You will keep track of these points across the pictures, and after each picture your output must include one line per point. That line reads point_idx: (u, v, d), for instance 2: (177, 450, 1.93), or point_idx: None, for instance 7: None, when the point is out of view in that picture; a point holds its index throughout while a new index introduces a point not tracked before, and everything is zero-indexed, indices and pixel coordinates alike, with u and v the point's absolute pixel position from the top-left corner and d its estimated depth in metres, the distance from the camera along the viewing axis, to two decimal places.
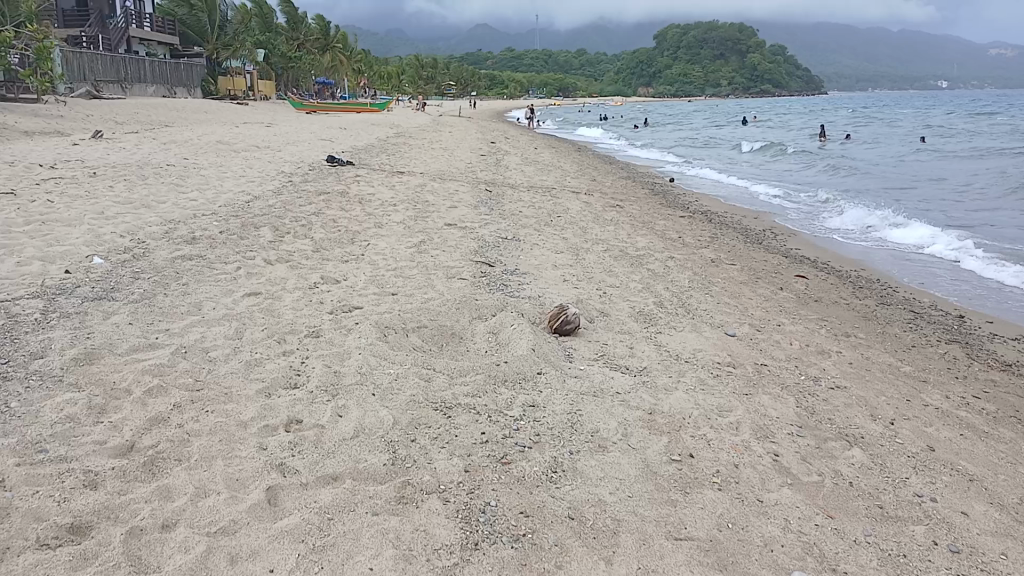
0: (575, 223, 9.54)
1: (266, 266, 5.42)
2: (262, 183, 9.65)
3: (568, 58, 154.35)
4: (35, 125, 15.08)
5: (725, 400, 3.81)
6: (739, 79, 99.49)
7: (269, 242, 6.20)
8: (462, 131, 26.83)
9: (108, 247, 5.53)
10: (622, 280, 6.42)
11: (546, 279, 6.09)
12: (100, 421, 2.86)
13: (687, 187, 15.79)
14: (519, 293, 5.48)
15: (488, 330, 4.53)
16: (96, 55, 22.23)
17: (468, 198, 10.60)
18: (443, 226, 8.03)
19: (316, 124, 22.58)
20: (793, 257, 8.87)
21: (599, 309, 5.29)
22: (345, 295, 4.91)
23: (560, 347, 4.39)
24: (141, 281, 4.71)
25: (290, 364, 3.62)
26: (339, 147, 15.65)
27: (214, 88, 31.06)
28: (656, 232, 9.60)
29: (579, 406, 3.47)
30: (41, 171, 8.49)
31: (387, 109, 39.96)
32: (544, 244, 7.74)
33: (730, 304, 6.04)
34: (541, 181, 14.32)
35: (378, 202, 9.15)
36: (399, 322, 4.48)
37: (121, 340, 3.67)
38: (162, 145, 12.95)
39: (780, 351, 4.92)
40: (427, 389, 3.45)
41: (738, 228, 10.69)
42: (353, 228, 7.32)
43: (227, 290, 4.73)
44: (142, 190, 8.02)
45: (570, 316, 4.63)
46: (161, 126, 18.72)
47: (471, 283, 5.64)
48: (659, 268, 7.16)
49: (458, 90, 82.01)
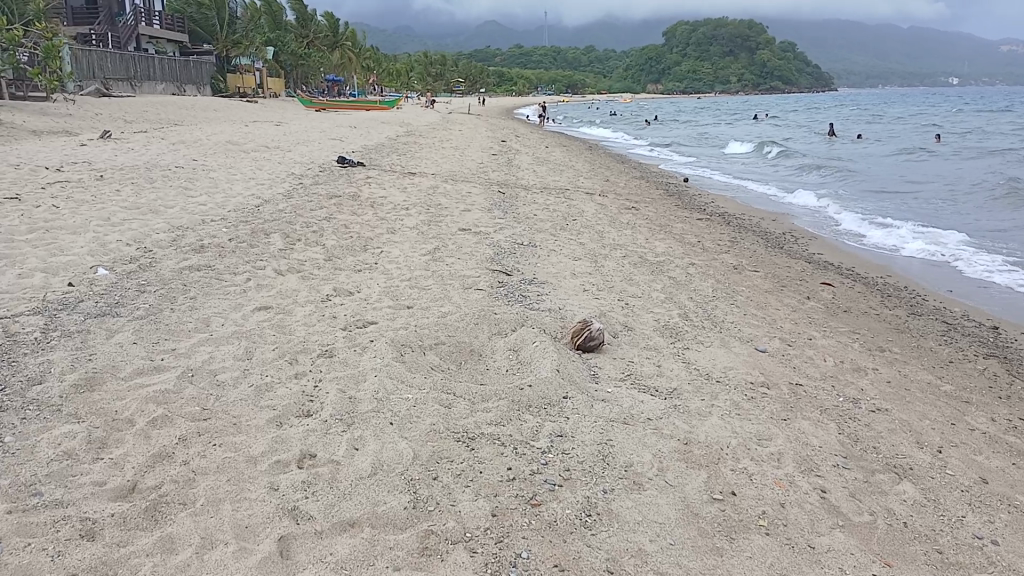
0: (591, 227, 9.32)
1: (277, 277, 5.23)
2: (272, 186, 9.48)
3: (577, 56, 154.04)
4: (44, 125, 14.97)
5: (764, 427, 3.59)
6: (749, 75, 98.85)
7: (281, 250, 6.01)
8: (472, 129, 26.65)
9: (113, 256, 5.35)
10: (644, 289, 6.20)
11: (566, 289, 5.87)
12: (100, 457, 2.67)
13: (703, 188, 15.55)
14: (538, 305, 5.26)
15: (508, 347, 4.32)
16: (105, 53, 22.13)
17: (481, 200, 10.40)
18: (458, 231, 7.83)
19: (326, 123, 22.42)
20: (816, 262, 8.63)
21: (622, 322, 5.07)
22: (359, 309, 4.70)
23: (585, 365, 4.17)
24: (147, 295, 4.53)
25: (302, 387, 3.41)
26: (350, 147, 15.46)
27: (224, 86, 30.97)
28: (674, 236, 9.36)
29: (610, 435, 3.25)
30: (47, 174, 8.33)
31: (397, 106, 39.81)
32: (561, 250, 7.52)
33: (757, 316, 5.80)
34: (554, 181, 14.09)
35: (390, 205, 8.96)
36: (415, 338, 4.27)
37: (124, 363, 3.48)
38: (171, 145, 12.79)
39: (814, 369, 4.69)
40: (448, 417, 3.23)
41: (757, 231, 10.46)
42: (365, 234, 7.12)
43: (236, 304, 4.53)
44: (150, 194, 7.85)
45: (595, 332, 4.41)
46: (170, 124, 18.61)
47: (488, 294, 5.43)
48: (681, 276, 6.93)
49: (467, 87, 81.82)
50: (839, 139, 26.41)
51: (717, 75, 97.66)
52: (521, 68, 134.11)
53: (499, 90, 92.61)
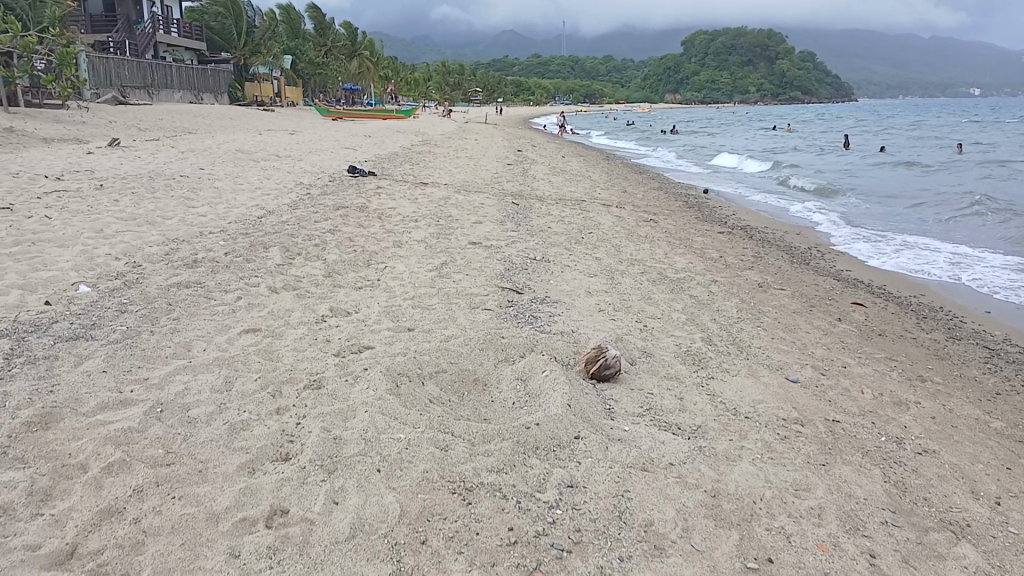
0: (608, 240, 8.93)
1: (271, 295, 4.89)
2: (278, 196, 9.17)
3: (594, 66, 154.25)
4: (54, 132, 14.82)
5: (800, 476, 3.19)
6: (767, 86, 98.09)
7: (278, 266, 5.68)
8: (488, 138, 26.40)
9: (99, 272, 5.03)
10: (665, 310, 5.81)
11: (580, 309, 5.50)
12: (40, 513, 2.32)
13: (724, 199, 15.13)
14: (550, 328, 4.89)
15: (516, 377, 3.94)
16: (122, 61, 22.04)
17: (494, 211, 10.06)
18: (467, 245, 7.47)
19: (341, 132, 22.22)
20: (845, 280, 8.19)
21: (642, 347, 4.69)
22: (356, 332, 4.35)
23: (600, 397, 3.79)
24: (127, 315, 4.19)
25: (282, 425, 3.05)
26: (362, 156, 15.18)
27: (242, 94, 30.93)
28: (695, 251, 8.96)
29: (626, 485, 2.86)
30: (44, 183, 8.06)
31: (414, 116, 39.65)
32: (576, 265, 7.15)
33: (787, 341, 5.39)
34: (570, 192, 13.73)
35: (398, 217, 8.63)
36: (416, 366, 3.91)
37: (89, 396, 3.14)
38: (179, 153, 12.55)
39: (851, 406, 4.28)
40: (444, 463, 2.86)
41: (781, 246, 10.04)
42: (370, 248, 6.79)
43: (224, 326, 4.19)
44: (149, 204, 7.57)
45: (611, 360, 4.05)
46: (183, 132, 18.44)
47: (496, 314, 5.07)
48: (702, 294, 6.54)
49: (484, 97, 81.72)
50: (861, 151, 25.90)
51: (736, 86, 97.17)
52: (539, 77, 134.25)
53: (517, 100, 92.42)
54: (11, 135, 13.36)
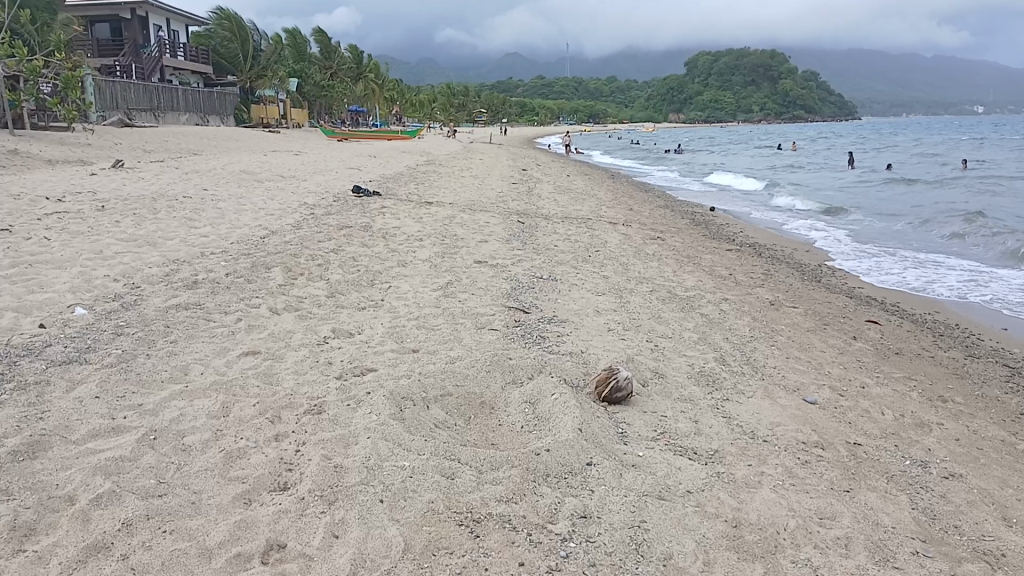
0: (615, 259, 8.81)
1: (272, 316, 4.77)
2: (281, 216, 9.09)
3: (598, 86, 155.11)
4: (59, 154, 14.82)
5: (825, 504, 3.04)
6: (770, 104, 98.34)
7: (280, 286, 5.56)
8: (493, 158, 26.44)
9: (96, 294, 4.92)
10: (676, 329, 5.67)
11: (589, 329, 5.37)
12: (21, 550, 2.19)
13: (732, 217, 15.02)
14: (559, 348, 4.76)
15: (524, 399, 3.81)
16: (129, 84, 22.13)
17: (500, 230, 9.96)
18: (473, 264, 7.36)
19: (346, 152, 22.22)
20: (859, 298, 8.05)
21: (653, 367, 4.55)
22: (359, 353, 4.22)
23: (612, 420, 3.64)
24: (123, 338, 4.08)
25: (281, 453, 2.92)
26: (367, 177, 15.13)
27: (248, 116, 31.06)
28: (704, 268, 8.84)
29: (643, 515, 2.71)
30: (46, 204, 8.00)
31: (419, 137, 39.76)
32: (584, 284, 7.03)
33: (802, 361, 5.25)
34: (576, 210, 13.64)
35: (403, 236, 8.53)
36: (421, 390, 3.77)
37: (81, 422, 3.01)
38: (183, 175, 12.51)
39: (872, 428, 4.14)
40: (451, 493, 2.71)
41: (792, 264, 9.91)
42: (375, 268, 6.68)
43: (223, 349, 4.07)
44: (151, 225, 7.49)
45: (622, 382, 3.91)
46: (188, 154, 18.45)
47: (503, 334, 4.94)
48: (713, 313, 6.40)
49: (489, 117, 82.06)
50: (867, 168, 25.82)
51: (739, 104, 97.48)
52: (543, 98, 134.95)
53: (521, 120, 92.77)
54: (16, 158, 13.34)
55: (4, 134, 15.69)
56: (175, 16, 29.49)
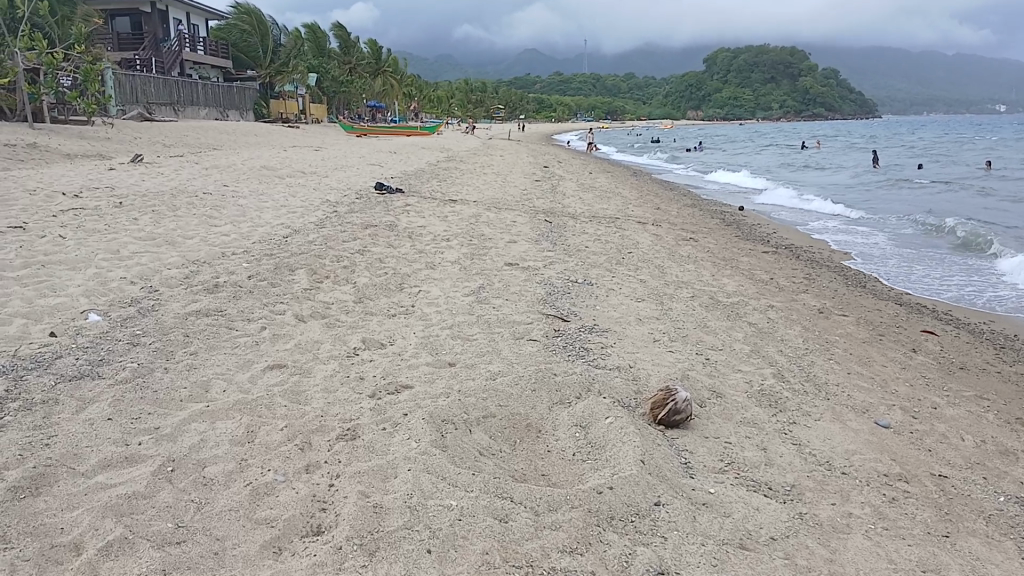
0: (650, 261, 8.43)
1: (298, 324, 4.45)
2: (303, 214, 8.79)
3: (617, 83, 154.31)
4: (78, 148, 14.64)
5: (924, 556, 2.69)
6: (791, 102, 97.30)
7: (305, 291, 5.24)
8: (513, 154, 26.08)
9: (111, 298, 4.62)
10: (726, 340, 5.29)
11: (634, 339, 5.00)
12: None
13: (763, 217, 14.58)
14: (605, 361, 4.40)
15: (575, 422, 3.46)
16: (149, 78, 21.97)
17: (527, 230, 9.61)
18: (504, 266, 7.02)
19: (366, 148, 21.95)
20: (908, 305, 7.64)
21: (711, 385, 4.19)
22: (393, 367, 3.89)
23: (673, 449, 3.30)
24: (139, 349, 3.76)
25: (313, 489, 2.59)
26: (388, 173, 14.83)
27: (267, 111, 30.87)
28: (743, 272, 8.45)
29: (726, 571, 2.37)
30: (62, 201, 7.75)
31: (438, 133, 39.43)
32: (621, 288, 6.66)
33: (864, 379, 4.87)
34: (603, 209, 13.26)
35: (429, 236, 8.22)
36: (462, 410, 3.43)
37: (90, 450, 2.70)
38: (203, 170, 12.26)
39: (954, 458, 3.77)
40: (507, 542, 2.38)
41: (832, 267, 9.49)
42: (402, 270, 6.36)
43: (248, 363, 3.74)
44: (169, 222, 7.22)
45: (681, 405, 3.55)
46: (208, 149, 18.25)
47: (544, 346, 4.59)
48: (761, 322, 6.02)
49: (507, 113, 81.62)
50: (896, 167, 25.23)
51: (760, 101, 96.48)
52: (561, 94, 134.45)
53: (539, 117, 92.22)
54: (35, 152, 13.16)
55: (23, 127, 15.54)
56: (195, 10, 29.34)
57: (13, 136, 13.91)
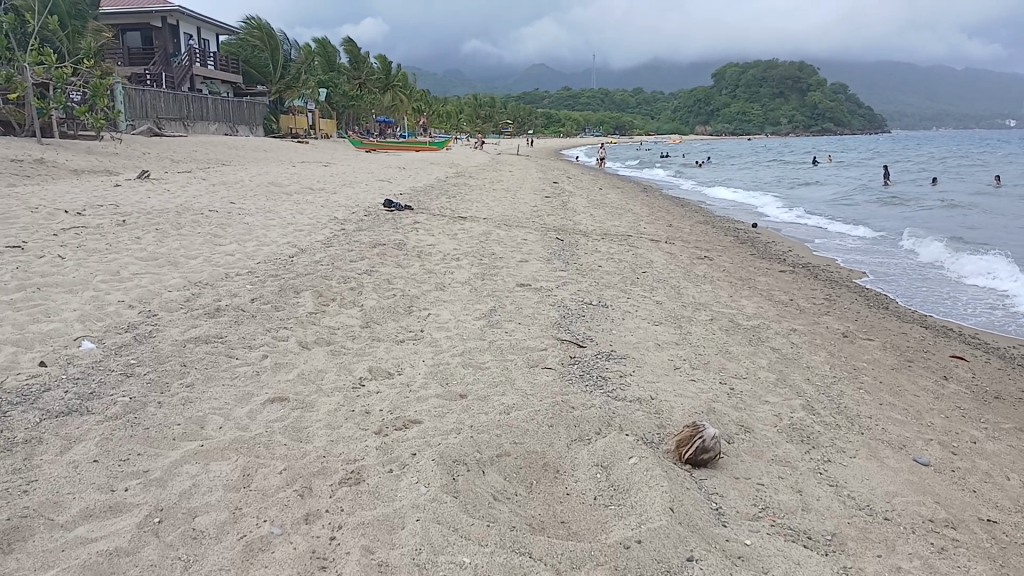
0: (665, 281, 8.21)
1: (301, 352, 4.23)
2: (310, 232, 8.62)
3: (625, 98, 154.61)
4: (86, 164, 14.54)
5: None
6: (800, 117, 97.15)
7: (310, 315, 5.03)
8: (522, 170, 25.95)
9: (107, 324, 4.42)
10: (750, 368, 5.06)
11: (653, 366, 4.77)
12: None
13: (778, 234, 14.33)
14: (625, 392, 4.16)
15: (595, 462, 3.22)
16: (158, 93, 21.95)
17: (539, 248, 9.41)
18: (516, 287, 6.81)
19: (375, 164, 21.83)
20: (934, 328, 7.39)
21: (739, 420, 3.95)
22: (401, 400, 3.67)
23: (702, 494, 3.07)
24: (132, 381, 3.55)
25: (312, 543, 2.37)
26: (397, 189, 14.68)
27: (277, 126, 30.81)
28: (761, 292, 8.22)
29: None
30: (64, 219, 7.60)
31: (447, 147, 39.39)
32: (638, 311, 6.44)
33: (898, 411, 4.62)
34: (615, 226, 13.05)
35: (439, 255, 8.02)
36: (475, 449, 3.20)
37: (72, 498, 2.49)
38: (210, 186, 12.12)
39: (1002, 499, 3.52)
40: None
41: (852, 287, 9.23)
42: (411, 291, 6.15)
43: (247, 396, 3.52)
44: (172, 241, 7.05)
45: (709, 443, 3.32)
46: (216, 164, 18.16)
47: (560, 374, 4.36)
48: (785, 348, 5.79)
49: (515, 128, 81.73)
50: (909, 182, 24.95)
51: (769, 117, 96.33)
52: (570, 109, 134.65)
53: (548, 132, 92.30)
54: (41, 167, 13.07)
55: (31, 143, 15.48)
56: (205, 26, 29.44)
57: (20, 151, 13.84)
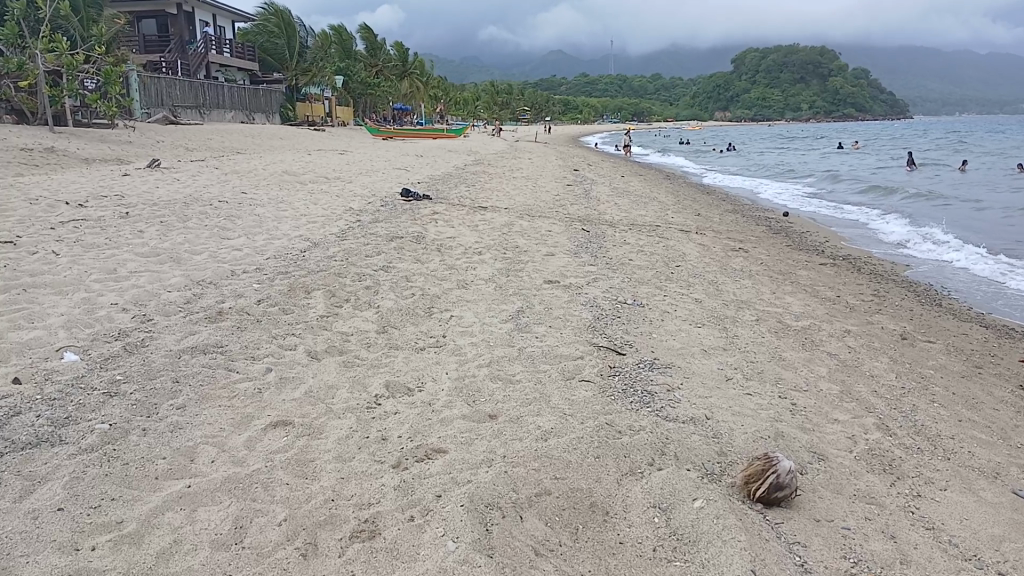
0: (701, 275, 7.69)
1: (310, 364, 3.75)
2: (324, 223, 8.17)
3: (643, 84, 153.34)
4: (97, 152, 14.18)
5: None
6: (821, 103, 95.66)
7: (321, 318, 4.56)
8: (542, 157, 25.40)
9: (96, 331, 3.99)
10: (809, 379, 4.53)
11: (702, 377, 4.26)
12: None
13: (811, 223, 13.67)
14: (677, 409, 3.66)
15: (651, 502, 2.73)
16: (173, 80, 21.55)
17: (564, 240, 8.90)
18: (543, 284, 6.33)
19: (392, 151, 21.36)
20: (997, 328, 6.81)
21: (809, 446, 3.44)
22: (421, 424, 3.18)
23: (782, 545, 2.58)
24: (115, 402, 3.09)
25: None
26: (414, 177, 14.20)
27: (294, 114, 30.34)
28: (805, 288, 7.69)
29: None
30: (64, 212, 7.22)
31: (465, 135, 38.81)
32: (678, 310, 5.93)
33: (982, 430, 4.09)
34: (640, 215, 12.52)
35: (460, 248, 7.54)
36: (510, 488, 2.71)
37: (24, 563, 2.04)
38: (222, 175, 11.72)
39: None
40: None
41: (900, 282, 8.65)
42: (431, 290, 5.67)
43: (245, 420, 3.05)
44: (176, 235, 6.63)
45: (785, 478, 2.83)
46: (231, 153, 17.79)
47: (600, 388, 3.86)
48: (842, 353, 5.26)
49: (533, 116, 80.95)
50: (941, 168, 24.16)
51: (790, 103, 94.89)
52: (587, 96, 133.63)
53: (565, 119, 91.52)
54: (52, 156, 12.72)
55: (43, 131, 15.15)
56: (220, 13, 29.06)
57: (31, 140, 13.50)
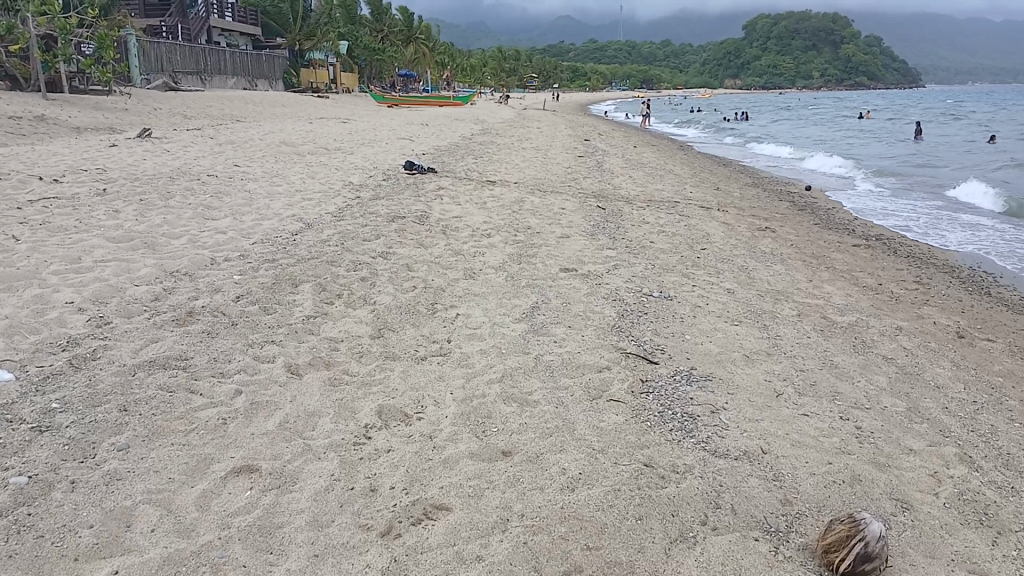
0: (729, 259, 7.07)
1: (289, 383, 3.15)
2: (320, 201, 7.55)
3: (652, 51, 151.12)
4: (89, 120, 13.52)
5: None
6: (834, 70, 93.93)
7: (308, 320, 3.96)
8: (551, 126, 24.66)
9: (41, 338, 3.41)
10: (871, 393, 3.91)
11: (750, 393, 3.65)
12: None
13: (835, 197, 12.96)
14: (727, 441, 3.05)
15: None
16: (174, 45, 20.80)
17: (579, 218, 8.27)
18: (559, 272, 5.72)
19: (398, 120, 20.65)
20: None
21: (890, 493, 2.85)
22: (419, 470, 2.58)
23: None
24: (44, 441, 2.51)
25: None
26: (419, 148, 13.52)
27: (297, 80, 29.79)
28: (843, 275, 7.05)
29: None
30: (37, 188, 6.64)
31: (473, 103, 37.90)
32: (710, 304, 5.31)
33: None
34: (658, 190, 11.85)
35: (468, 230, 6.93)
36: (529, 568, 2.12)
37: None
38: (217, 146, 11.09)
39: None
40: None
41: (941, 266, 8.00)
42: (434, 282, 5.07)
43: (202, 466, 2.47)
44: (156, 215, 6.05)
45: (874, 548, 2.21)
46: (231, 121, 17.11)
47: (632, 411, 3.26)
48: (900, 358, 4.63)
49: (541, 84, 79.36)
50: (964, 138, 23.23)
51: (802, 70, 93.09)
52: (595, 62, 131.68)
53: (574, 86, 90.00)
54: (40, 125, 12.06)
55: (35, 98, 14.46)
56: None
57: (19, 107, 12.82)
